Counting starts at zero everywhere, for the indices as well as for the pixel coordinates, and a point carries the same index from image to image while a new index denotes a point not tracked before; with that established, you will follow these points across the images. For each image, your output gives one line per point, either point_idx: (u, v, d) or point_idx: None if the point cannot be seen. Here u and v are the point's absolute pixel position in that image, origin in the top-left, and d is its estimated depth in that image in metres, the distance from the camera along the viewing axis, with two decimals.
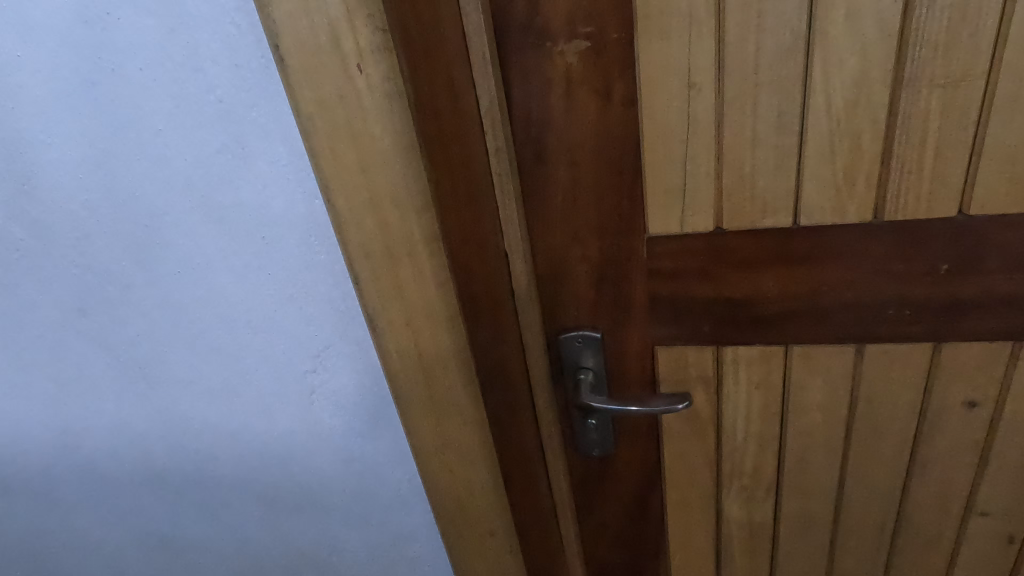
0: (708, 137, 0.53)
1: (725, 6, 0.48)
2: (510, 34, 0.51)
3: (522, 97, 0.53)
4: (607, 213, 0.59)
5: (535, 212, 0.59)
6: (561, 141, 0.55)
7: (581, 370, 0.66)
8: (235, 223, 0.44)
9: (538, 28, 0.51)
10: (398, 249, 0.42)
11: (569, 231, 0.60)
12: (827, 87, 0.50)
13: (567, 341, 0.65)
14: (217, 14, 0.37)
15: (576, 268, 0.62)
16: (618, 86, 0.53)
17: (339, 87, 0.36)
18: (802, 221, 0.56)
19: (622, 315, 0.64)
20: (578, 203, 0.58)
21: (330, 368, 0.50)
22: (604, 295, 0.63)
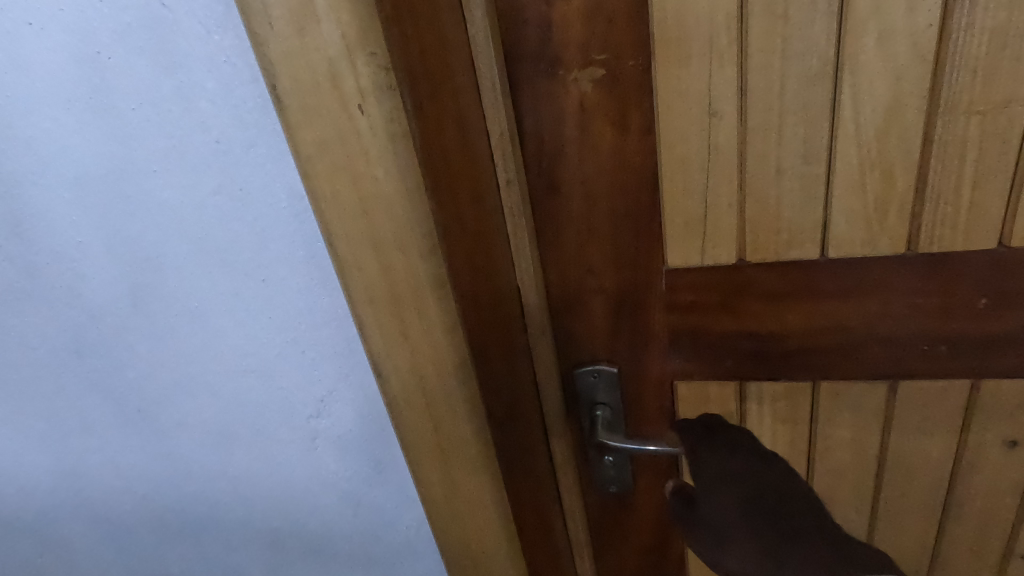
0: (731, 166, 0.51)
1: (748, 31, 0.46)
2: (521, 62, 0.49)
3: (535, 126, 0.51)
4: (623, 245, 0.56)
5: (549, 244, 0.56)
6: (575, 171, 0.53)
7: (596, 406, 0.63)
8: (235, 265, 0.42)
9: (551, 56, 0.49)
10: (404, 293, 0.40)
11: (584, 263, 0.57)
12: (857, 114, 0.47)
13: (583, 376, 0.62)
14: (212, 53, 0.35)
15: (591, 301, 0.59)
16: (635, 114, 0.50)
17: (340, 128, 0.34)
18: (830, 253, 0.53)
19: (640, 349, 0.61)
20: (593, 235, 0.56)
21: (334, 413, 0.48)
22: (621, 329, 0.60)
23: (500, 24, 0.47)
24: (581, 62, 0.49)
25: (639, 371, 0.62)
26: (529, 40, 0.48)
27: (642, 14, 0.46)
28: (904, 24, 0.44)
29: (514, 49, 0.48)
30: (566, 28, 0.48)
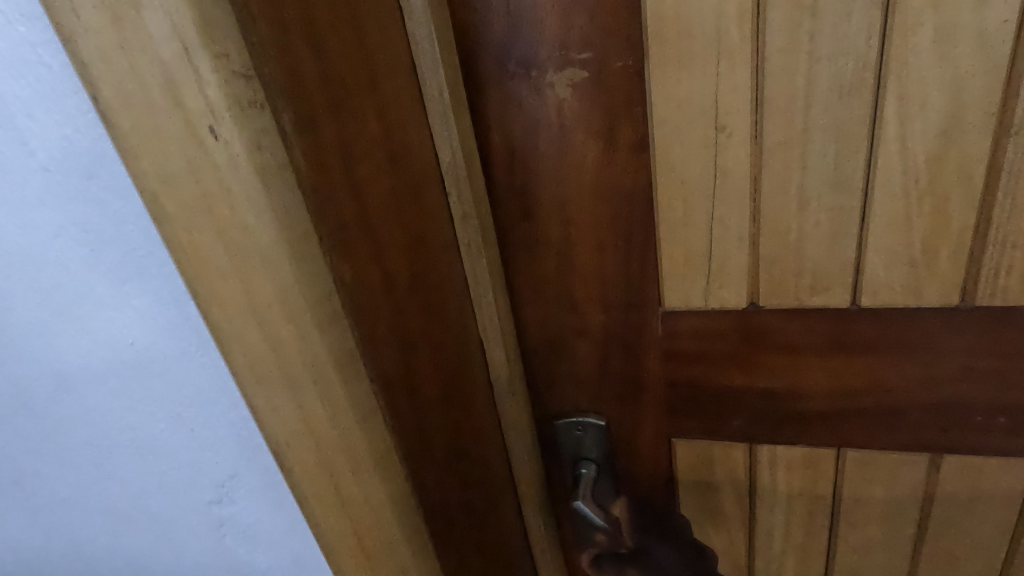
0: (742, 193, 0.41)
1: (767, 27, 0.36)
2: (485, 61, 0.40)
3: (504, 138, 0.43)
4: (612, 282, 0.47)
5: (523, 276, 0.48)
6: (552, 194, 0.44)
7: (582, 462, 0.54)
8: (95, 322, 0.35)
9: (522, 55, 0.40)
10: (295, 358, 0.30)
11: (565, 301, 0.48)
12: (902, 134, 0.37)
13: (563, 428, 0.54)
14: (23, 57, 0.29)
15: (574, 343, 0.50)
16: (623, 127, 0.41)
17: (188, 158, 0.26)
18: (863, 301, 0.43)
19: (632, 400, 0.52)
20: (576, 269, 0.47)
21: (236, 499, 0.41)
22: (610, 377, 0.51)
23: (458, 15, 0.39)
24: (558, 61, 0.40)
25: (631, 426, 0.53)
26: (493, 34, 0.39)
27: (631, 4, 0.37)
28: (971, 19, 0.34)
29: (478, 47, 0.40)
30: (540, 20, 0.39)
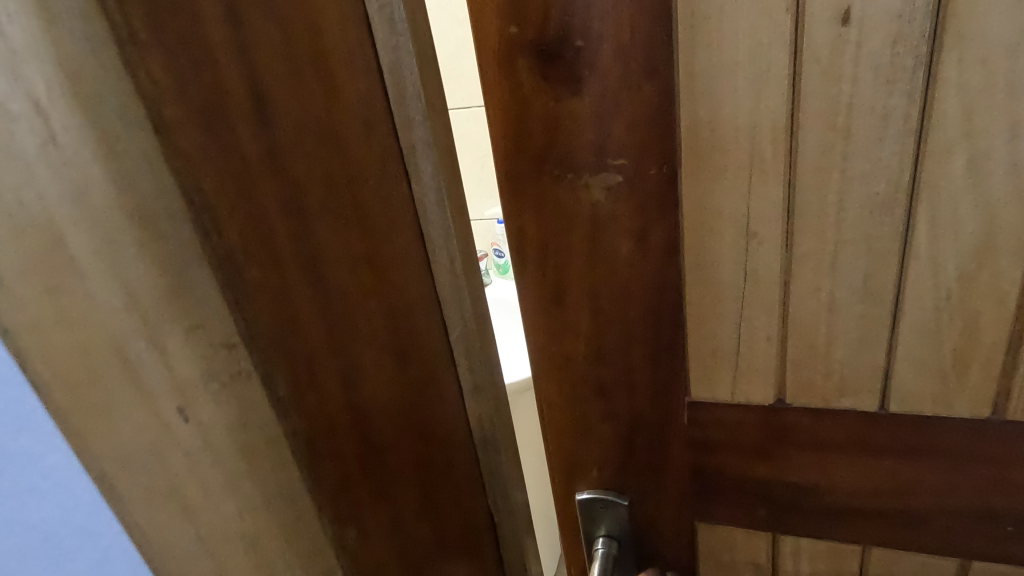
0: (771, 297, 0.42)
1: (799, 146, 0.37)
2: (524, 161, 0.42)
3: (538, 233, 0.44)
4: (639, 371, 0.47)
5: (552, 359, 0.49)
6: (583, 285, 0.45)
7: (602, 537, 0.55)
8: None
9: (558, 157, 0.41)
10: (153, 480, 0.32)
11: (592, 384, 0.49)
12: (934, 252, 0.38)
13: (583, 504, 0.54)
14: None
15: (599, 426, 0.51)
16: (654, 229, 0.42)
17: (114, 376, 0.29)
18: (892, 406, 0.43)
19: (656, 483, 0.52)
20: (604, 356, 0.48)
21: None
22: (635, 460, 0.51)
23: (499, 118, 0.41)
24: (595, 166, 0.41)
25: (653, 509, 0.53)
26: (533, 138, 0.41)
27: (668, 117, 0.38)
28: (1005, 151, 0.34)
29: (518, 148, 0.41)
30: (578, 128, 0.40)
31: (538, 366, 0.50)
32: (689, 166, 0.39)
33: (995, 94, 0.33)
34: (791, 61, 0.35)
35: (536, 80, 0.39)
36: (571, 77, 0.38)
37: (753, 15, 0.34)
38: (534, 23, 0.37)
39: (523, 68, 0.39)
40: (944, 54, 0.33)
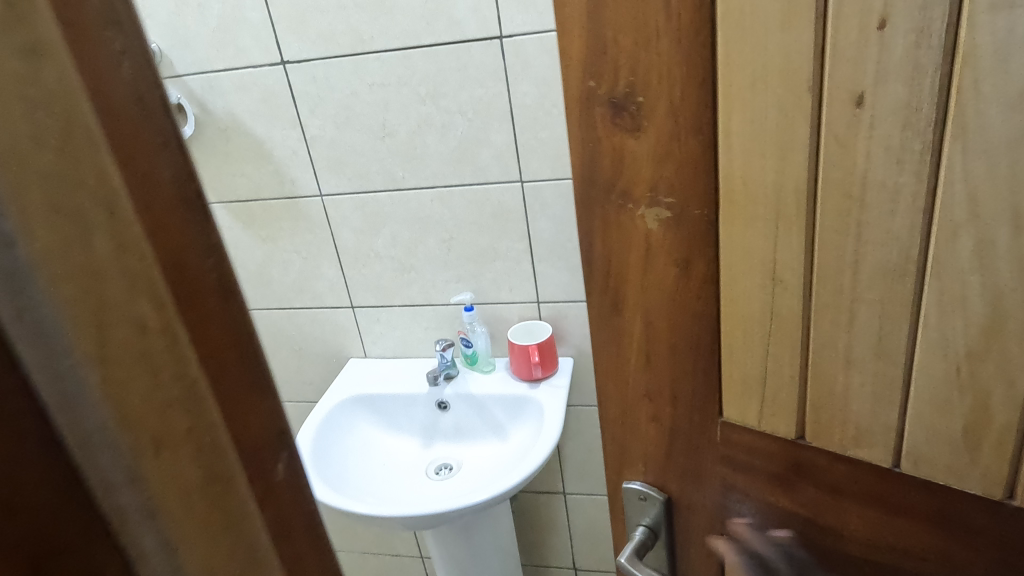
0: (792, 339, 0.46)
1: (819, 206, 0.41)
2: (596, 188, 0.50)
3: (603, 250, 0.52)
4: (679, 384, 0.54)
5: (609, 359, 0.57)
6: (637, 300, 0.53)
7: (640, 526, 0.62)
8: None
9: (621, 188, 0.49)
10: None
11: (640, 387, 0.56)
12: (943, 325, 0.39)
13: (629, 493, 0.62)
14: None
15: (645, 425, 0.58)
16: (697, 261, 0.48)
17: None
18: (905, 466, 0.45)
19: (691, 489, 0.58)
20: (651, 364, 0.55)
21: None
22: (674, 462, 0.58)
23: (579, 152, 0.50)
24: (651, 200, 0.48)
25: (688, 512, 0.59)
26: (604, 170, 0.49)
27: (710, 168, 0.45)
28: (1009, 239, 0.36)
29: (592, 178, 0.50)
30: (638, 167, 0.47)
31: (599, 364, 0.58)
32: (727, 210, 0.45)
33: (1000, 184, 0.35)
34: (813, 133, 0.40)
35: (608, 124, 0.47)
36: (636, 125, 0.46)
37: (780, 89, 0.40)
38: (608, 79, 0.46)
39: (598, 114, 0.47)
40: (949, 141, 0.35)
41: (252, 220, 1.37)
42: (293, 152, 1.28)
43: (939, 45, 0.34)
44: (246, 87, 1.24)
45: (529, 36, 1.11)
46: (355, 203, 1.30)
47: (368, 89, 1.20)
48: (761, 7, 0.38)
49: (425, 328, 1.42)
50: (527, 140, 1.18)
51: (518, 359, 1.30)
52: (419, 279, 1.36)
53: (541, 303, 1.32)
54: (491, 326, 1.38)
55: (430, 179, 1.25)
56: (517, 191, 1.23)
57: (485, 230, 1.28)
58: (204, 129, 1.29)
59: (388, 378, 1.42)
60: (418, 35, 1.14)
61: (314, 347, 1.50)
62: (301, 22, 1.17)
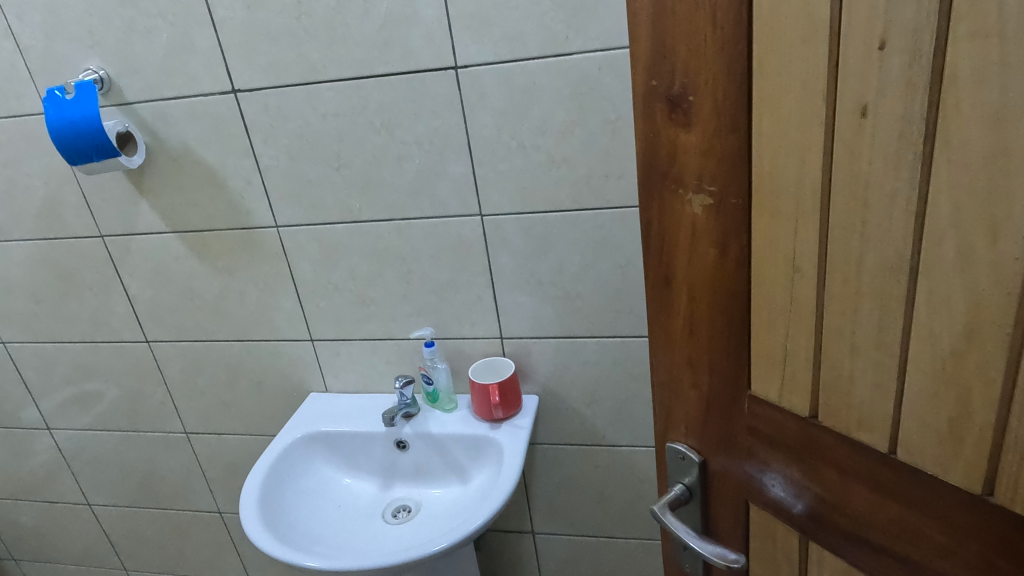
0: (808, 322, 0.53)
1: (831, 203, 0.48)
2: (655, 173, 0.59)
3: (659, 228, 0.61)
4: (715, 355, 0.61)
5: (661, 329, 0.65)
6: (683, 276, 0.61)
7: (680, 484, 0.70)
8: None
9: (674, 175, 0.57)
10: None
11: (684, 356, 0.64)
12: (931, 322, 0.45)
13: (672, 451, 0.69)
14: None
15: (687, 391, 0.66)
16: (733, 245, 0.56)
17: None
18: (900, 453, 0.50)
19: (722, 455, 0.65)
20: (693, 334, 0.62)
21: None
22: (710, 427, 0.65)
23: (644, 141, 0.59)
24: (697, 188, 0.56)
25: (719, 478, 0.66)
26: (661, 157, 0.58)
27: (745, 161, 0.52)
28: (987, 248, 0.41)
29: (651, 164, 0.59)
30: (687, 158, 0.56)
31: (654, 331, 0.67)
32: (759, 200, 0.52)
33: (979, 196, 0.40)
34: (828, 138, 0.47)
35: (665, 118, 0.56)
36: (686, 120, 0.55)
37: (803, 97, 0.47)
38: (666, 79, 0.55)
39: (658, 109, 0.56)
40: (936, 155, 0.41)
41: (207, 249, 1.36)
42: (247, 182, 1.26)
43: (927, 66, 0.40)
44: (197, 115, 1.21)
45: (485, 67, 1.05)
46: (311, 234, 1.28)
47: (322, 119, 1.16)
48: (788, 28, 0.46)
49: (385, 362, 1.39)
50: (486, 174, 1.14)
51: (479, 398, 1.24)
52: (378, 314, 1.33)
53: (504, 339, 1.28)
54: (451, 362, 1.34)
55: (388, 211, 1.21)
56: (477, 225, 1.18)
57: (442, 263, 1.24)
58: (157, 158, 1.28)
59: (341, 412, 1.39)
60: (371, 64, 1.09)
61: (271, 379, 1.50)
62: (251, 50, 1.13)
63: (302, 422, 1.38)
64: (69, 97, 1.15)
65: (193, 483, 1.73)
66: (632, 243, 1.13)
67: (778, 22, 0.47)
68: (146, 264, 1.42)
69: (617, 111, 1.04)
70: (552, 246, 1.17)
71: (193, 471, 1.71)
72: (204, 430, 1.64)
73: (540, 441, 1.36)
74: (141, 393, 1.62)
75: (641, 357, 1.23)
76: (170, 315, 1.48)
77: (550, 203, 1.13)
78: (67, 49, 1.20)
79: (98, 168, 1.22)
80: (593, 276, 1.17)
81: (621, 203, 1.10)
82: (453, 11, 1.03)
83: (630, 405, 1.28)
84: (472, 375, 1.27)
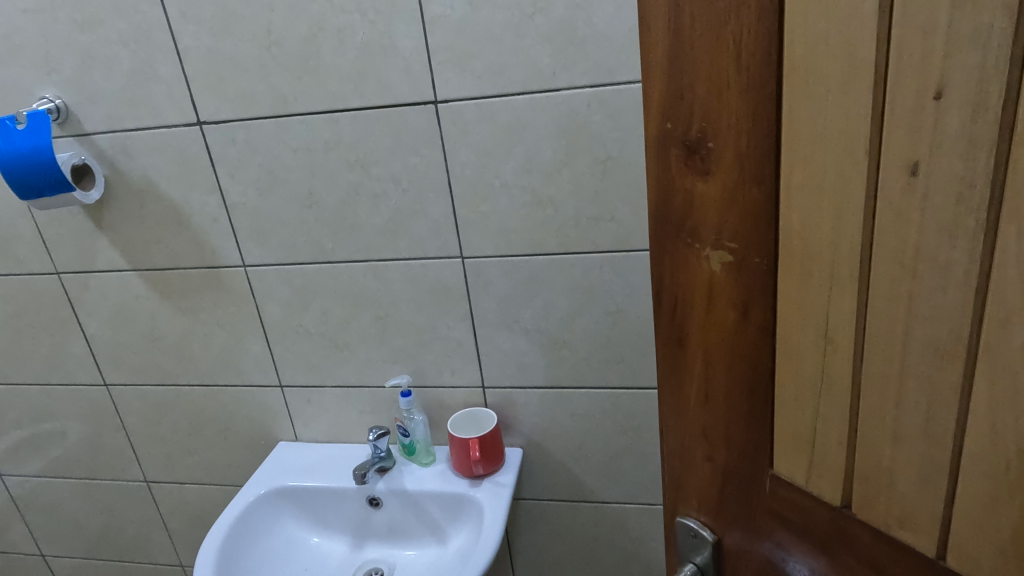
0: (842, 402, 0.47)
1: (873, 271, 0.42)
2: (666, 222, 0.53)
3: (671, 283, 0.55)
4: (734, 426, 0.55)
5: (672, 391, 0.60)
6: (699, 338, 0.55)
7: (690, 562, 0.63)
8: None
9: (690, 228, 0.52)
10: None
11: (699, 425, 0.58)
12: (993, 417, 0.38)
13: (683, 526, 0.63)
14: None
15: (702, 462, 0.60)
16: (755, 309, 0.50)
17: None
18: (950, 560, 0.43)
19: (740, 536, 0.58)
20: (710, 402, 0.56)
21: None
22: (726, 505, 0.59)
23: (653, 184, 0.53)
24: (715, 242, 0.50)
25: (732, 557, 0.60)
26: (675, 204, 0.52)
27: (770, 218, 0.46)
28: None
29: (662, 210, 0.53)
30: (704, 209, 0.50)
31: (665, 395, 0.61)
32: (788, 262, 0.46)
33: None
34: (871, 200, 0.41)
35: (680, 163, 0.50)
36: (704, 167, 0.49)
37: (840, 149, 0.41)
38: (682, 120, 0.49)
39: (671, 153, 0.50)
40: (1003, 224, 0.35)
41: (170, 288, 1.27)
42: (212, 220, 1.18)
43: (995, 121, 0.34)
44: (160, 149, 1.14)
45: (468, 102, 1.00)
46: (281, 275, 1.20)
47: (293, 154, 1.09)
48: (824, 71, 0.41)
49: (360, 411, 1.29)
50: (467, 214, 1.07)
51: (459, 453, 1.16)
52: (352, 360, 1.25)
53: (486, 388, 1.21)
54: (430, 412, 1.25)
55: (362, 252, 1.14)
56: (458, 268, 1.12)
57: (423, 308, 1.16)
58: (118, 192, 1.19)
59: (311, 463, 1.29)
60: (346, 98, 1.03)
61: (239, 426, 1.39)
62: (217, 81, 1.06)
63: (268, 474, 1.28)
64: (20, 126, 1.07)
65: (154, 535, 1.61)
66: (622, 289, 1.07)
67: (813, 64, 0.41)
68: (104, 305, 1.32)
69: (607, 150, 0.98)
70: (538, 291, 1.10)
71: (154, 522, 1.59)
72: (166, 479, 1.52)
73: (525, 496, 1.28)
74: (97, 441, 1.51)
75: (632, 409, 1.16)
76: (131, 358, 1.37)
77: (536, 246, 1.07)
78: (23, 77, 1.12)
79: (49, 203, 1.13)
80: (581, 323, 1.11)
81: (611, 246, 1.04)
82: (433, 43, 0.97)
83: (620, 459, 1.21)
84: (451, 428, 1.19)
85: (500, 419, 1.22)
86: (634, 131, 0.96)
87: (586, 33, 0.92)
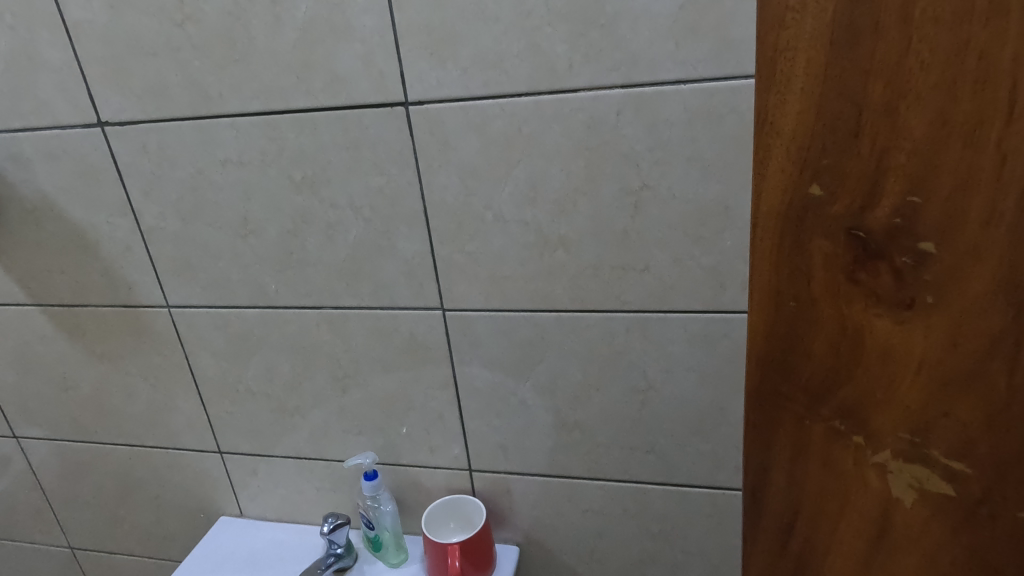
0: None
1: None
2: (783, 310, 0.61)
3: (817, 313, 0.60)
4: (882, 428, 0.62)
5: (814, 424, 0.65)
6: (860, 367, 0.60)
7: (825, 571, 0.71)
8: None
9: (852, 260, 0.57)
10: None
11: (850, 446, 0.64)
12: None
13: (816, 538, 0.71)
14: None
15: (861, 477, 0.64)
16: (910, 459, 0.62)
17: None
18: None
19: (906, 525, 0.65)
20: (871, 427, 0.62)
21: None
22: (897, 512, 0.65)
23: (793, 193, 0.57)
24: (862, 384, 0.61)
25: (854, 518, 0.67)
26: (799, 300, 0.61)
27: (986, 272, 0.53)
28: None
29: (778, 302, 0.61)
30: (880, 247, 0.56)
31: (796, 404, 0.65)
32: (950, 434, 0.59)
33: None
34: None
35: (825, 282, 0.59)
36: (867, 205, 0.55)
37: None
38: (848, 138, 0.54)
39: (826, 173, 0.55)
40: None
41: (81, 329, 1.00)
42: (125, 248, 0.91)
43: None
44: (54, 155, 0.87)
45: (449, 105, 0.72)
46: (214, 320, 0.93)
47: (220, 168, 0.82)
48: None
49: (316, 489, 1.03)
50: (450, 255, 0.80)
51: (436, 560, 0.90)
52: (304, 428, 0.98)
53: (474, 473, 0.94)
54: (403, 496, 0.99)
55: (315, 297, 0.87)
56: (437, 322, 0.85)
57: (392, 370, 0.90)
58: (8, 209, 0.93)
59: (252, 554, 1.04)
60: (287, 95, 0.76)
61: (172, 495, 1.13)
62: (119, 69, 0.79)
63: (197, 572, 1.02)
64: None
65: None
66: (655, 359, 0.80)
67: None
68: (4, 344, 1.06)
69: (642, 176, 0.71)
70: (544, 355, 0.83)
71: None
72: (90, 550, 1.25)
73: None
74: (9, 500, 1.24)
75: (663, 510, 0.89)
76: (41, 409, 1.11)
77: (541, 299, 0.80)
78: None
79: None
80: (598, 400, 0.84)
81: (642, 304, 0.77)
82: (401, 22, 0.70)
83: (646, 569, 0.93)
84: (427, 524, 0.93)
85: (489, 511, 0.95)
86: (680, 150, 0.69)
87: (616, 10, 0.65)
